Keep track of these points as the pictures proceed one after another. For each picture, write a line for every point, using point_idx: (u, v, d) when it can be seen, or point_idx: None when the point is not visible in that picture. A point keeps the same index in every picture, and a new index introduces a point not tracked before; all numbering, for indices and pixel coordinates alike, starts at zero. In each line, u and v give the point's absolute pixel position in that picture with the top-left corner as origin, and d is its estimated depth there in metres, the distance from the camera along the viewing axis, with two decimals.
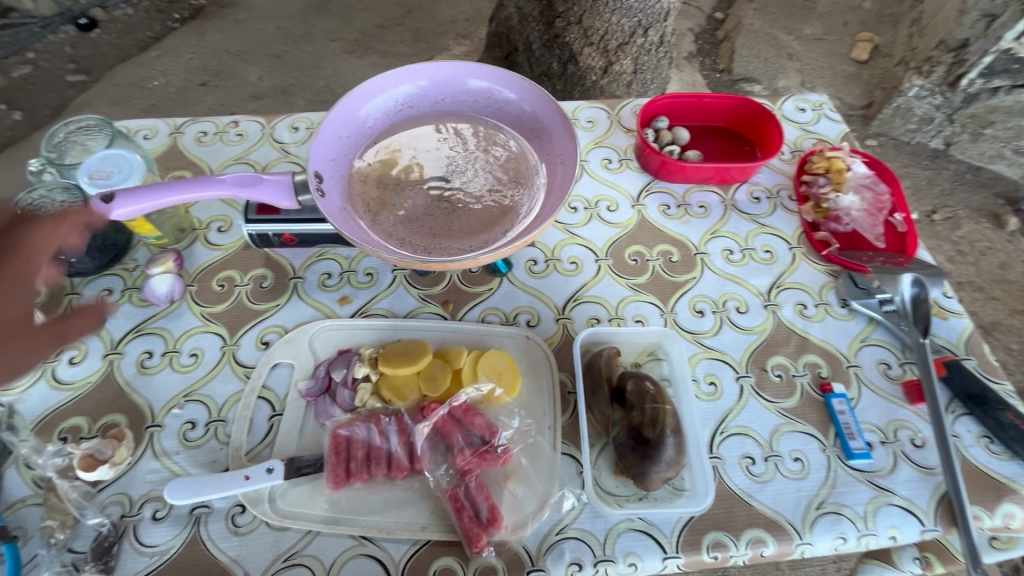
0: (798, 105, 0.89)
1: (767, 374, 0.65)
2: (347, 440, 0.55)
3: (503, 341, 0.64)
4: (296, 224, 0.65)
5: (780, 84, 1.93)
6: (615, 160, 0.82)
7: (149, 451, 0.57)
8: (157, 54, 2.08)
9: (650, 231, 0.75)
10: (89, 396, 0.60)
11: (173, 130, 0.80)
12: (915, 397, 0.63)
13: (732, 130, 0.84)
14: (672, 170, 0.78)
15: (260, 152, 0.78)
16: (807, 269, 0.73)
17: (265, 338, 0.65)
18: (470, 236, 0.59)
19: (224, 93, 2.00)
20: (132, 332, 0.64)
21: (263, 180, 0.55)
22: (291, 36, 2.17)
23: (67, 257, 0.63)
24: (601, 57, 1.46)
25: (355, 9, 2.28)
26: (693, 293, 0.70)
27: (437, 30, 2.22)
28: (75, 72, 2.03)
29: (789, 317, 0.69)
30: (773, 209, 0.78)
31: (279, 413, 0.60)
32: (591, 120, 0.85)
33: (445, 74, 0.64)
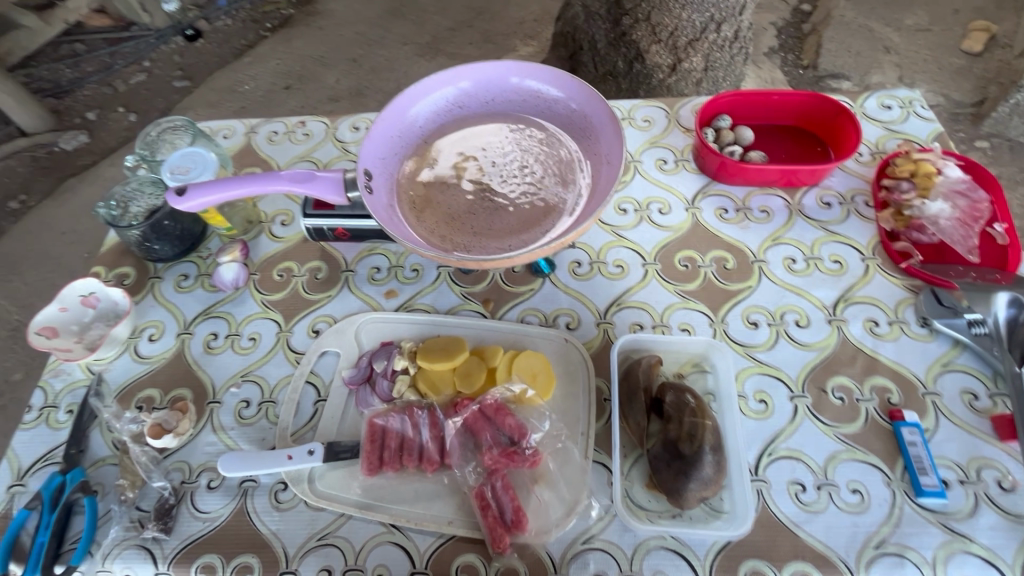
0: (882, 101, 0.81)
1: (827, 396, 0.59)
2: (382, 430, 0.57)
3: (541, 343, 0.63)
4: (348, 219, 0.68)
5: (872, 80, 1.78)
6: (671, 161, 0.78)
7: (208, 425, 0.62)
8: (249, 60, 2.26)
9: (704, 236, 0.71)
10: (162, 371, 0.66)
11: (248, 130, 0.86)
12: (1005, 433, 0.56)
13: (804, 130, 0.78)
14: (732, 172, 0.74)
15: (323, 151, 0.83)
16: (882, 283, 0.66)
17: (316, 327, 0.68)
18: (510, 234, 0.59)
19: (305, 96, 2.14)
20: (202, 314, 0.70)
21: (316, 177, 0.58)
22: (368, 41, 2.28)
23: (150, 242, 0.70)
24: (669, 54, 1.41)
25: (428, 13, 2.35)
26: (747, 303, 0.66)
27: (506, 31, 2.24)
28: (181, 78, 2.25)
29: (857, 335, 0.63)
30: (846, 216, 0.71)
31: (323, 399, 0.63)
32: (647, 119, 0.82)
33: (497, 73, 0.64)
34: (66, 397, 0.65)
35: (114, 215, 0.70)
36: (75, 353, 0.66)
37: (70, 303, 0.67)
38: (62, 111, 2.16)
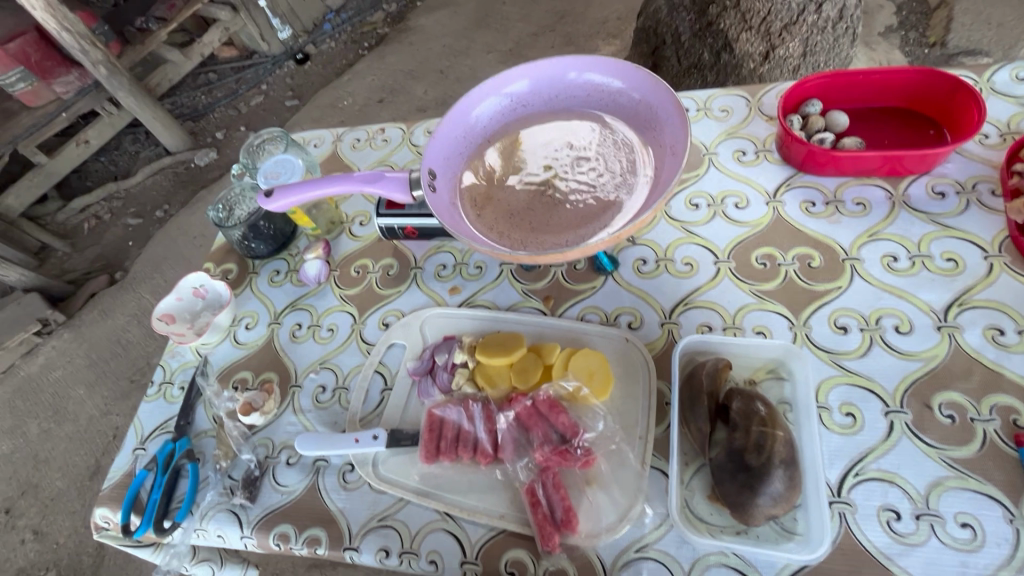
0: (1018, 74, 0.69)
1: (932, 413, 0.51)
2: (440, 420, 0.58)
3: (600, 342, 0.62)
4: (417, 218, 0.71)
5: (1020, 54, 1.53)
6: (751, 152, 0.73)
7: (290, 406, 0.68)
8: (348, 77, 2.45)
9: (786, 231, 0.65)
10: (255, 355, 0.74)
11: (335, 138, 0.94)
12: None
13: (910, 111, 0.69)
14: (821, 161, 0.67)
15: (399, 155, 0.88)
16: (1010, 285, 0.56)
17: (386, 321, 0.72)
18: (568, 230, 0.58)
19: (395, 108, 2.28)
20: (289, 306, 0.77)
21: (383, 177, 0.61)
22: (454, 53, 2.37)
23: (250, 242, 0.79)
24: (762, 41, 1.31)
25: (512, 21, 2.40)
26: (835, 305, 0.59)
27: (589, 33, 2.22)
28: (292, 98, 2.50)
29: (976, 346, 0.54)
30: (965, 207, 0.62)
31: (389, 387, 0.66)
32: (725, 109, 0.77)
33: (558, 70, 0.63)
34: (179, 375, 0.74)
35: (221, 216, 0.80)
36: (186, 337, 0.75)
37: (185, 293, 0.77)
38: (198, 132, 2.49)
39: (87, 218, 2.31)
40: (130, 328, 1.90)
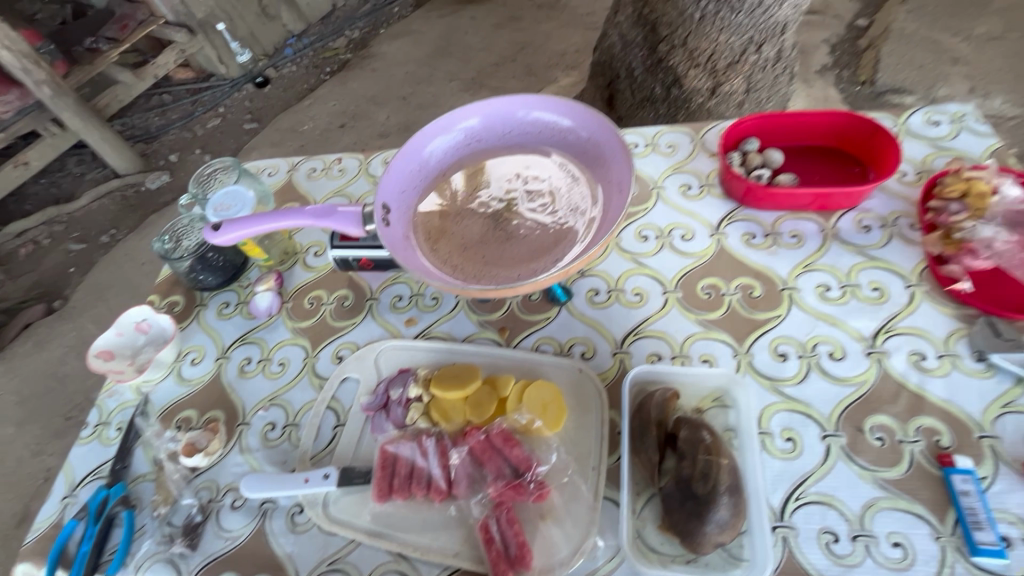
0: (929, 117, 0.75)
1: (864, 436, 0.54)
2: (393, 457, 0.57)
3: (554, 373, 0.62)
4: (371, 249, 0.71)
5: (940, 93, 1.67)
6: (696, 186, 0.76)
7: (236, 446, 0.65)
8: (310, 102, 2.44)
9: (729, 263, 0.69)
10: (201, 393, 0.71)
11: (290, 168, 0.93)
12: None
13: (837, 149, 0.74)
14: (760, 196, 0.71)
15: (355, 185, 0.88)
16: (929, 313, 0.61)
17: (339, 354, 0.71)
18: (521, 263, 0.59)
19: (357, 133, 2.28)
20: (239, 340, 0.75)
21: (336, 212, 0.61)
22: (417, 80, 2.40)
23: (198, 273, 0.77)
24: (708, 78, 1.39)
25: (474, 50, 2.45)
26: (775, 333, 0.62)
27: (548, 64, 2.30)
28: (250, 121, 2.47)
29: (901, 370, 0.58)
30: (888, 240, 0.66)
31: (342, 424, 0.65)
32: (671, 145, 0.81)
33: (510, 108, 0.65)
34: (117, 415, 0.70)
35: (167, 247, 0.77)
36: (125, 375, 0.71)
37: (126, 328, 0.74)
38: (150, 154, 2.41)
39: (23, 243, 2.18)
40: (68, 359, 1.78)
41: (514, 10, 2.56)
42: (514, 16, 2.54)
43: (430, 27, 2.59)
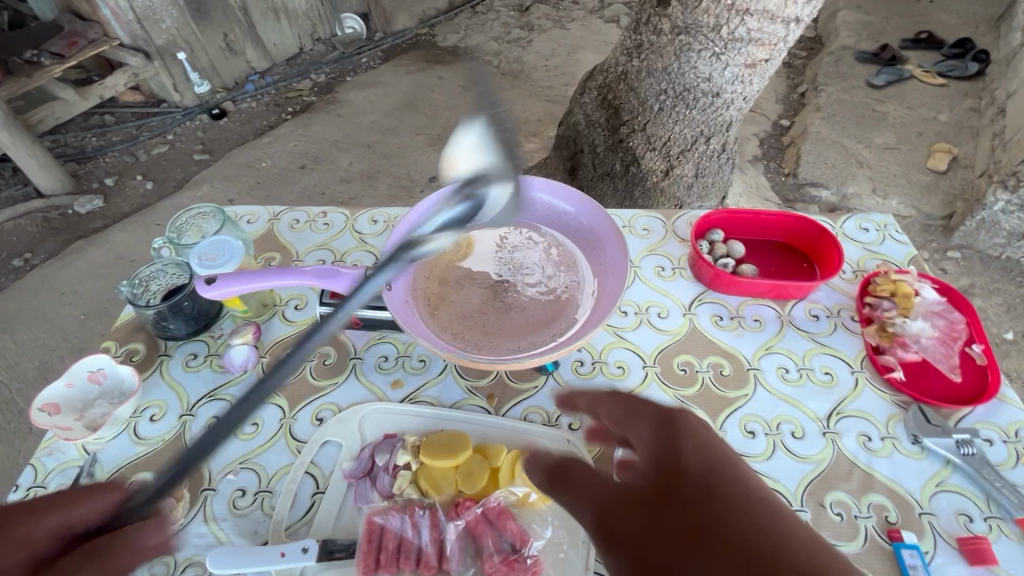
0: (860, 224, 0.88)
1: (825, 510, 0.60)
2: (381, 528, 0.56)
3: (543, 443, 0.64)
4: (363, 309, 0.70)
5: (849, 190, 1.94)
6: (668, 268, 0.84)
7: (200, 514, 0.61)
8: (270, 140, 2.40)
9: (700, 341, 0.75)
10: (159, 453, 0.66)
11: (271, 217, 0.92)
12: (982, 548, 0.56)
13: (789, 246, 0.84)
14: (725, 282, 0.79)
15: (341, 240, 0.88)
16: (871, 397, 0.69)
17: (320, 415, 0.69)
18: (520, 335, 0.62)
19: (318, 175, 2.26)
20: (206, 396, 0.71)
21: (340, 273, 0.62)
22: (382, 129, 2.45)
23: (166, 322, 0.73)
24: (663, 160, 1.53)
25: (440, 108, 2.54)
26: (743, 411, 0.68)
27: (512, 129, 2.43)
28: (201, 152, 2.39)
29: (852, 449, 0.64)
30: (833, 329, 0.76)
31: (321, 491, 0.62)
32: (646, 229, 0.89)
33: None
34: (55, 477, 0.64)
35: (135, 292, 0.73)
36: (73, 433, 0.65)
37: (77, 378, 0.68)
38: (82, 175, 2.25)
39: None
40: None
41: (480, 75, 2.70)
42: None
43: (397, 81, 2.67)
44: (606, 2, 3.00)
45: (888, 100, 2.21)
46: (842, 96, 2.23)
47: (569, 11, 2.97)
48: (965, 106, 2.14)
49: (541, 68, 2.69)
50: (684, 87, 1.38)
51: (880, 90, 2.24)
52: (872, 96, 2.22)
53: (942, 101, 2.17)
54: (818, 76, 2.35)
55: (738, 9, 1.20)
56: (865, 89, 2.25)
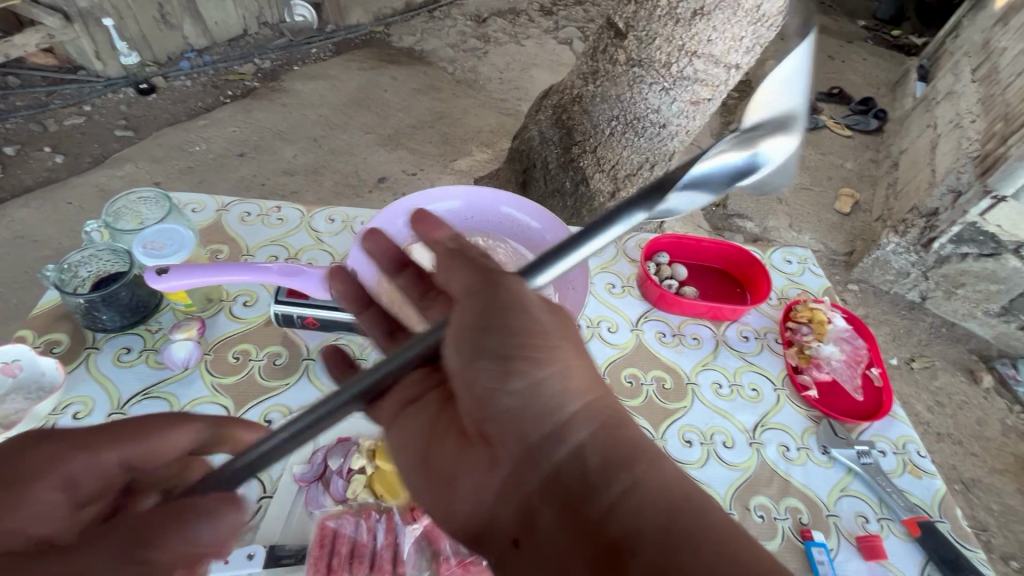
0: (785, 257, 0.98)
1: (750, 513, 0.67)
2: (333, 533, 0.55)
3: None
4: (320, 309, 0.70)
5: (769, 223, 2.13)
6: (618, 286, 0.89)
7: None
8: (205, 123, 2.26)
9: (646, 356, 0.80)
10: None
11: (220, 207, 0.87)
12: (876, 545, 0.65)
13: (726, 272, 0.92)
14: (670, 302, 0.85)
15: (295, 237, 0.85)
16: (791, 412, 0.77)
17: (269, 417, 0.66)
18: None
19: (259, 165, 2.15)
20: (141, 394, 0.66)
21: (304, 273, 0.62)
22: (330, 124, 2.37)
23: (99, 312, 0.67)
24: (610, 182, 1.61)
25: (392, 109, 2.51)
26: (682, 422, 0.74)
27: (464, 137, 2.44)
28: (124, 128, 2.19)
29: (773, 458, 0.72)
30: (760, 349, 0.84)
31: (268, 495, 0.60)
32: (599, 247, 0.94)
33: (480, 198, 0.72)
34: None
35: (62, 277, 0.67)
36: None
37: None
38: None
39: None
40: None
41: (434, 80, 2.70)
42: (433, 85, 2.67)
43: (348, 76, 2.61)
44: (560, 24, 3.10)
45: (805, 146, 2.46)
46: None
47: (525, 28, 3.04)
48: (867, 157, 2.42)
49: (495, 80, 2.74)
50: (634, 116, 1.46)
51: (799, 135, 2.49)
52: None
53: (848, 151, 2.46)
54: None
55: (688, 51, 1.30)
56: None
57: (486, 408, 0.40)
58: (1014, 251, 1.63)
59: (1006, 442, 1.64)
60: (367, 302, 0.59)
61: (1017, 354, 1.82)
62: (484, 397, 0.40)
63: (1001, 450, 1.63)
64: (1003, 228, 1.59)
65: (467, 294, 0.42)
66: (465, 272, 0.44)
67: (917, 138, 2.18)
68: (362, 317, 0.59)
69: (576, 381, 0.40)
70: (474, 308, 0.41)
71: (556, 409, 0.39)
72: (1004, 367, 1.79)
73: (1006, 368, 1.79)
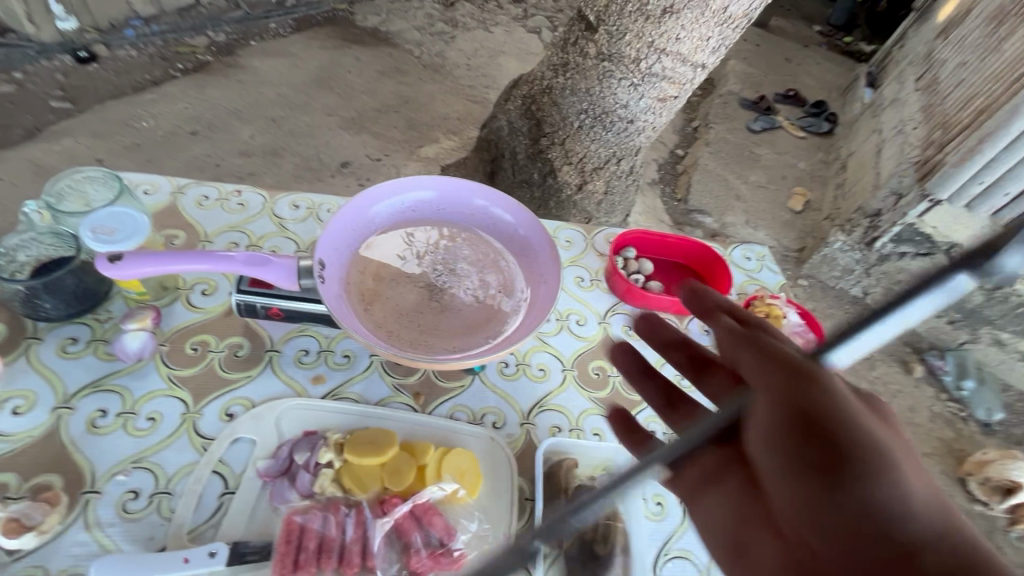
0: (744, 254, 1.02)
1: None
2: (300, 528, 0.54)
3: (467, 442, 0.66)
4: (285, 300, 0.68)
5: (727, 219, 2.21)
6: (587, 279, 0.90)
7: (80, 520, 0.54)
8: (153, 97, 2.13)
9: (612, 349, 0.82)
10: (26, 452, 0.58)
11: (174, 189, 0.83)
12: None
13: (689, 268, 0.95)
14: (636, 296, 0.87)
15: (257, 224, 0.82)
16: None
17: (229, 411, 0.64)
18: (454, 337, 0.64)
19: (212, 144, 2.04)
20: (89, 387, 0.62)
21: (270, 262, 0.59)
22: (290, 104, 2.28)
23: (41, 301, 0.63)
24: (577, 175, 1.62)
25: (356, 91, 2.43)
26: (647, 413, 0.76)
27: (431, 123, 2.39)
28: (61, 99, 2.03)
29: None
30: None
31: (231, 491, 0.58)
32: (568, 240, 0.95)
33: (451, 188, 0.71)
34: None
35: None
36: None
37: None
38: None
39: None
40: None
41: (400, 63, 2.63)
42: (399, 68, 2.60)
43: (310, 55, 2.51)
44: (530, 12, 3.07)
45: (762, 145, 2.55)
46: (727, 136, 2.53)
47: (494, 14, 2.99)
48: (818, 158, 2.54)
49: (462, 66, 2.69)
50: (603, 110, 1.47)
51: (756, 135, 2.58)
52: (750, 139, 2.55)
53: (801, 152, 2.57)
54: (709, 115, 2.64)
55: (657, 47, 1.32)
56: (744, 132, 2.58)
57: (788, 496, 0.30)
58: (946, 251, 1.75)
59: (933, 427, 1.78)
60: (648, 371, 0.53)
61: (945, 346, 1.97)
62: (787, 486, 0.30)
63: (929, 435, 1.76)
64: (937, 229, 1.75)
65: (743, 354, 0.37)
66: (757, 359, 0.36)
67: (864, 141, 2.30)
68: (641, 386, 0.52)
69: (929, 506, 0.28)
70: (783, 402, 0.32)
71: (887, 511, 0.28)
72: (934, 358, 1.93)
73: (935, 359, 1.93)
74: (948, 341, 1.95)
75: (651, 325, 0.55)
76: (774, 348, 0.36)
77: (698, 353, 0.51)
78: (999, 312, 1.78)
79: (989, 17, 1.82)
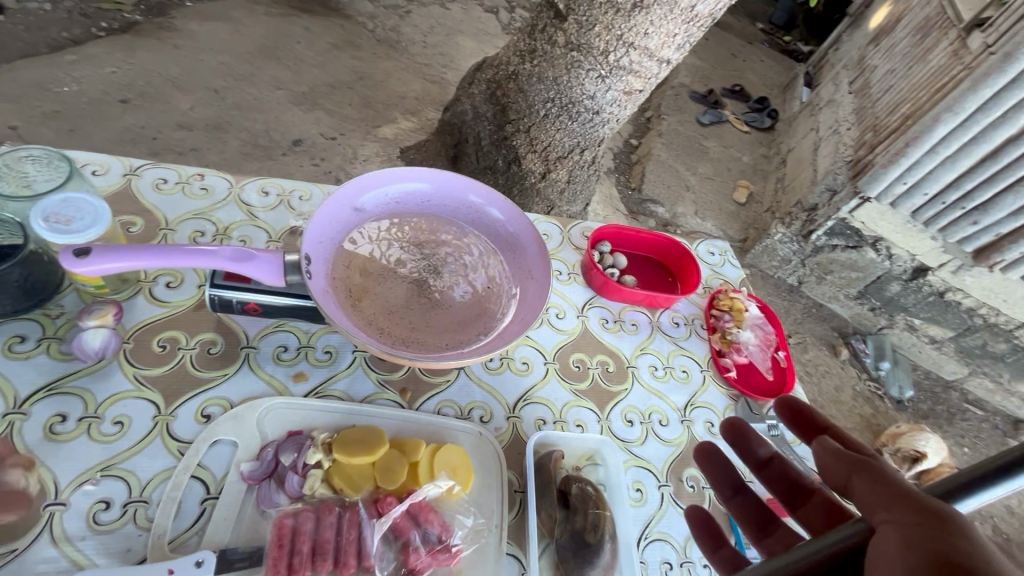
0: (709, 249, 1.07)
1: (683, 484, 0.74)
2: (292, 532, 0.53)
3: (456, 436, 0.66)
4: (263, 294, 0.64)
5: (678, 210, 2.30)
6: (565, 273, 0.92)
7: (45, 535, 0.50)
8: (74, 59, 1.92)
9: (591, 342, 0.84)
10: None
11: (128, 171, 0.76)
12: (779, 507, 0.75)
13: (659, 262, 0.99)
14: (611, 290, 0.90)
15: (224, 211, 0.77)
16: (714, 392, 0.86)
17: (206, 412, 0.61)
18: (445, 334, 0.63)
19: (146, 114, 1.87)
20: (44, 390, 0.57)
21: (255, 257, 0.56)
22: (234, 74, 2.12)
23: None
24: (541, 163, 1.63)
25: (306, 63, 2.30)
26: (624, 403, 0.79)
27: (387, 102, 2.30)
28: None
29: (700, 433, 0.80)
30: (689, 334, 0.92)
31: (213, 497, 0.56)
32: (545, 233, 0.96)
33: (437, 179, 0.71)
34: None
35: None
36: None
37: None
38: None
39: None
40: None
41: (352, 37, 2.51)
42: (351, 41, 2.48)
43: (254, 21, 2.34)
44: None
45: (711, 138, 2.66)
46: (678, 127, 2.62)
47: None
48: (760, 153, 2.68)
49: (418, 43, 2.60)
50: (569, 100, 1.48)
51: (705, 128, 2.69)
52: (700, 132, 2.65)
53: (746, 146, 2.70)
54: (662, 106, 2.71)
55: (625, 41, 1.33)
56: (695, 125, 2.68)
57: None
58: (872, 244, 1.91)
59: (855, 404, 1.96)
60: (739, 487, 0.55)
61: (867, 331, 2.16)
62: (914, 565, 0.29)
63: (851, 411, 1.93)
64: (865, 225, 1.87)
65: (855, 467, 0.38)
66: (879, 492, 0.36)
67: (803, 139, 2.44)
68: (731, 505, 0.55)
69: None
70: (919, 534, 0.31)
71: None
72: (857, 342, 2.11)
73: (858, 343, 2.11)
74: (870, 326, 2.14)
75: (746, 438, 0.56)
76: (896, 482, 0.36)
77: (792, 476, 0.53)
78: (913, 300, 1.96)
79: (917, 28, 1.98)
